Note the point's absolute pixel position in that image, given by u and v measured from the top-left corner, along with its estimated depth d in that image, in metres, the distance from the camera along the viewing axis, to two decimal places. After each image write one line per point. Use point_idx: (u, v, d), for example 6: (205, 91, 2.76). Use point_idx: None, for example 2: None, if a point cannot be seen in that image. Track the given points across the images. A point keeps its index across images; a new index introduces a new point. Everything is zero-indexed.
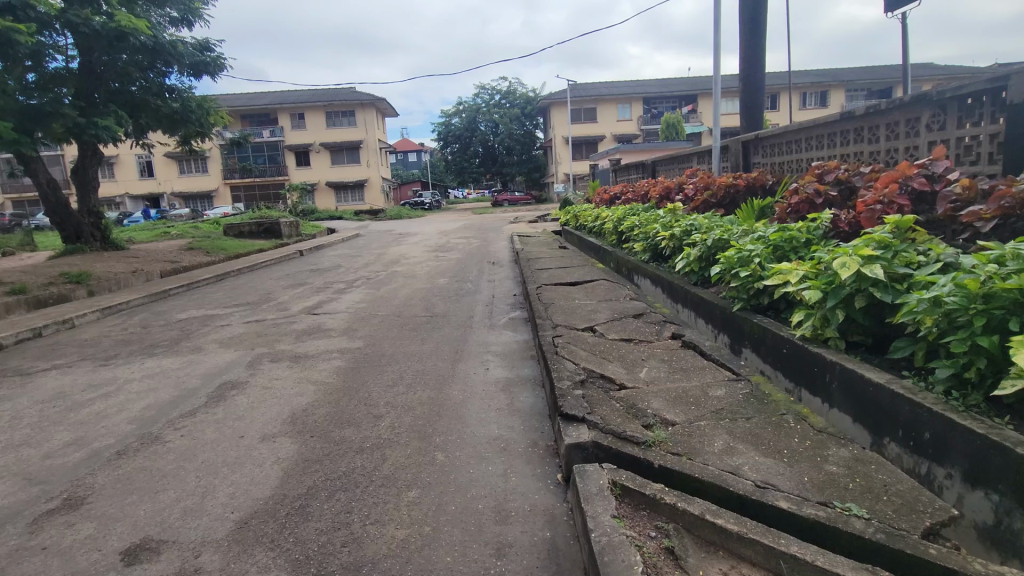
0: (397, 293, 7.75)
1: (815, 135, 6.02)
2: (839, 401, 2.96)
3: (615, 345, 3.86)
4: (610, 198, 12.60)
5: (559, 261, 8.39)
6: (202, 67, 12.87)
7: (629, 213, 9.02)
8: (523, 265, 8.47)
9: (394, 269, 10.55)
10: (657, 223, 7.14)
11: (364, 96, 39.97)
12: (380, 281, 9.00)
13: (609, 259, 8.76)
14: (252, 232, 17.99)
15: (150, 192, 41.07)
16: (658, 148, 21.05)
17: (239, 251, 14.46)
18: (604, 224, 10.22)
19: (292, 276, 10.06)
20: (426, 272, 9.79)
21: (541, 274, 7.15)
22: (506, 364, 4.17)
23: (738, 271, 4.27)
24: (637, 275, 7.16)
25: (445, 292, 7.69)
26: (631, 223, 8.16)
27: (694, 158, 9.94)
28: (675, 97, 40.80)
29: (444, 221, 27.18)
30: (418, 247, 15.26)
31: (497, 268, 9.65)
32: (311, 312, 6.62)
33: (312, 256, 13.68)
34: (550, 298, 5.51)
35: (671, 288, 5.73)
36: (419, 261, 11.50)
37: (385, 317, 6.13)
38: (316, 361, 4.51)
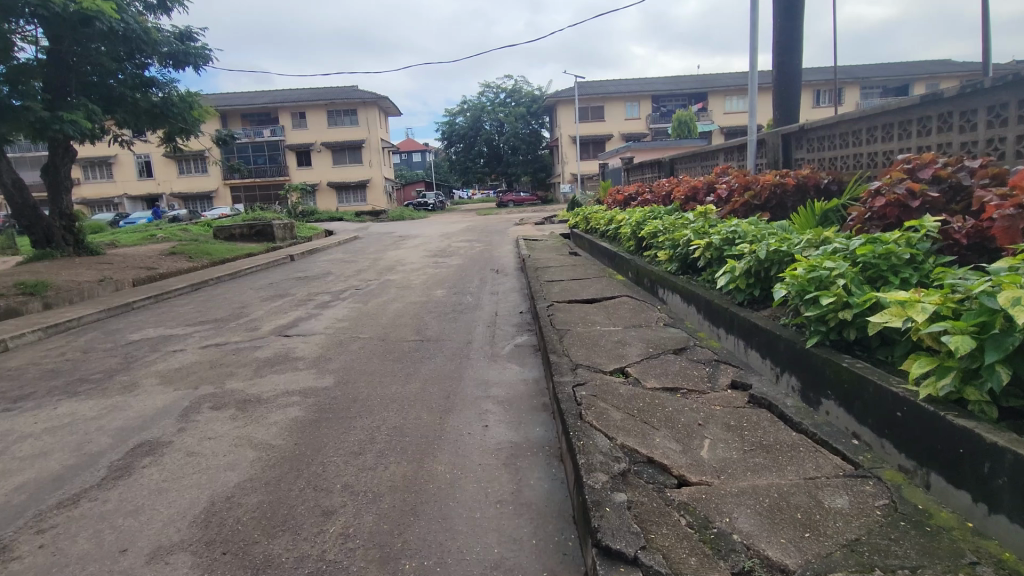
0: (385, 308, 6.77)
1: (883, 125, 5.05)
2: (1007, 506, 1.98)
3: (657, 399, 2.87)
4: (625, 200, 11.59)
5: (572, 271, 7.40)
6: (182, 57, 11.95)
7: (649, 216, 8.05)
8: (531, 275, 7.49)
9: (388, 277, 9.58)
10: (687, 229, 6.13)
11: (366, 95, 39.11)
12: (370, 293, 8.03)
13: (629, 269, 7.76)
14: (245, 235, 17.07)
15: (149, 193, 40.30)
16: (671, 146, 20.06)
17: (227, 256, 13.56)
18: (620, 228, 9.26)
19: (275, 286, 9.11)
20: (423, 282, 8.82)
21: (551, 289, 6.16)
22: (511, 419, 3.18)
23: (814, 296, 3.27)
24: (663, 289, 6.21)
25: (441, 307, 6.71)
26: (653, 227, 7.16)
27: (721, 154, 8.93)
28: (685, 95, 39.79)
29: (447, 222, 26.30)
30: (418, 251, 14.31)
31: (502, 278, 8.70)
32: (282, 333, 5.66)
33: (303, 261, 12.75)
34: (565, 322, 4.51)
35: (712, 309, 4.75)
36: (416, 269, 10.54)
37: (367, 341, 5.15)
38: (268, 409, 3.52)
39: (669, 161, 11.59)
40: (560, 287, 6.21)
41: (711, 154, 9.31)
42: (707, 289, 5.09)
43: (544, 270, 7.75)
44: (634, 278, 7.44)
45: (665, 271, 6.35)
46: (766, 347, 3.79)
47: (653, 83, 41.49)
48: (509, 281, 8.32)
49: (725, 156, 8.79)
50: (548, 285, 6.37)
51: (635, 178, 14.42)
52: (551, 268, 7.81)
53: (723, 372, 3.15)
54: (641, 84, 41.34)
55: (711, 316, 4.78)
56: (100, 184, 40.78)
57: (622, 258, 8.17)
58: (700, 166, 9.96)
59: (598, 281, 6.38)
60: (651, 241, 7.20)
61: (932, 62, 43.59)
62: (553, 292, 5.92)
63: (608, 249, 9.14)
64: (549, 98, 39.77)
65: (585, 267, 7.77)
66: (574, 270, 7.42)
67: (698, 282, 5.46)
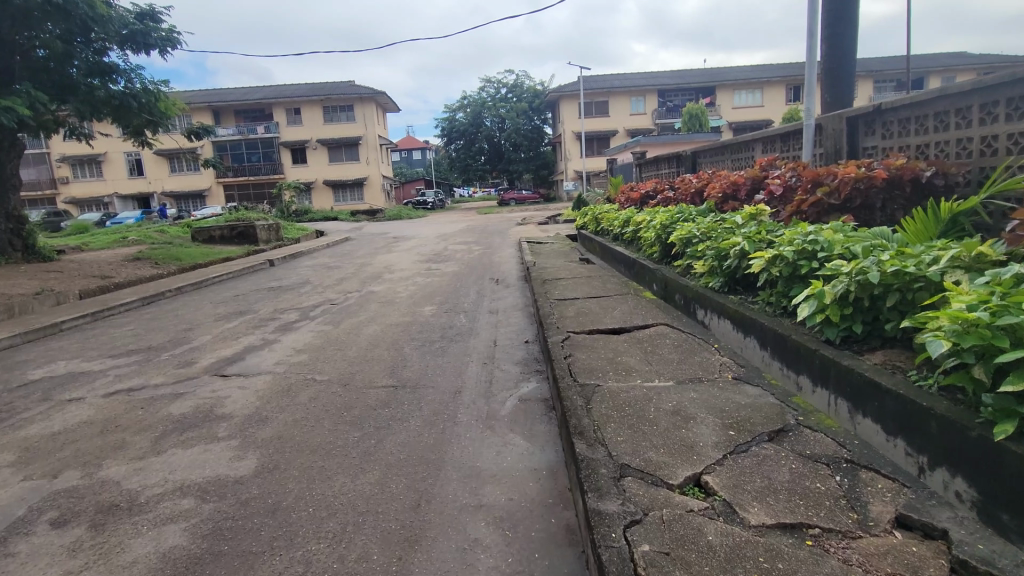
0: (359, 334, 5.50)
1: (1008, 98, 3.82)
2: None
3: (779, 556, 1.61)
4: (642, 198, 10.31)
5: (589, 283, 6.14)
6: (141, 38, 10.60)
7: (679, 217, 6.81)
8: (540, 287, 6.23)
9: (371, 289, 8.32)
10: (737, 235, 4.88)
11: (364, 90, 37.81)
12: (346, 311, 6.75)
13: (656, 282, 6.49)
14: (226, 237, 15.82)
15: (139, 192, 38.98)
16: (684, 139, 18.74)
17: (201, 262, 12.31)
18: (640, 231, 8.02)
19: (240, 300, 7.85)
20: (410, 296, 7.54)
21: (568, 311, 4.90)
22: (515, 568, 1.91)
23: (1011, 358, 2.02)
24: (706, 312, 4.99)
25: (428, 332, 5.43)
26: (687, 232, 5.90)
27: (759, 144, 7.66)
28: (693, 89, 38.43)
29: (446, 222, 25.04)
30: (411, 255, 13.05)
31: (502, 291, 7.44)
32: (219, 372, 4.39)
33: (282, 268, 11.47)
34: (592, 372, 3.24)
35: (789, 350, 3.51)
36: (406, 278, 9.26)
37: (324, 389, 3.87)
38: (133, 530, 2.25)
39: (691, 154, 10.31)
40: (576, 309, 4.96)
41: (745, 144, 8.04)
42: (777, 320, 3.84)
43: (555, 281, 6.50)
44: (665, 294, 6.17)
45: (708, 289, 5.09)
46: (899, 423, 2.54)
47: (660, 77, 40.14)
48: (511, 295, 7.05)
49: (764, 146, 7.52)
50: (562, 306, 5.11)
51: (649, 174, 13.14)
52: (564, 280, 6.55)
53: (872, 492, 1.88)
54: (647, 77, 39.99)
55: (789, 359, 3.53)
56: (89, 183, 39.57)
57: (647, 268, 6.90)
58: (731, 159, 8.69)
59: (624, 300, 5.13)
60: (685, 250, 5.95)
61: (947, 54, 42.17)
62: (570, 317, 4.66)
63: (628, 257, 7.89)
64: (551, 92, 38.44)
65: (605, 278, 6.52)
66: (592, 283, 6.16)
67: (758, 307, 4.21)
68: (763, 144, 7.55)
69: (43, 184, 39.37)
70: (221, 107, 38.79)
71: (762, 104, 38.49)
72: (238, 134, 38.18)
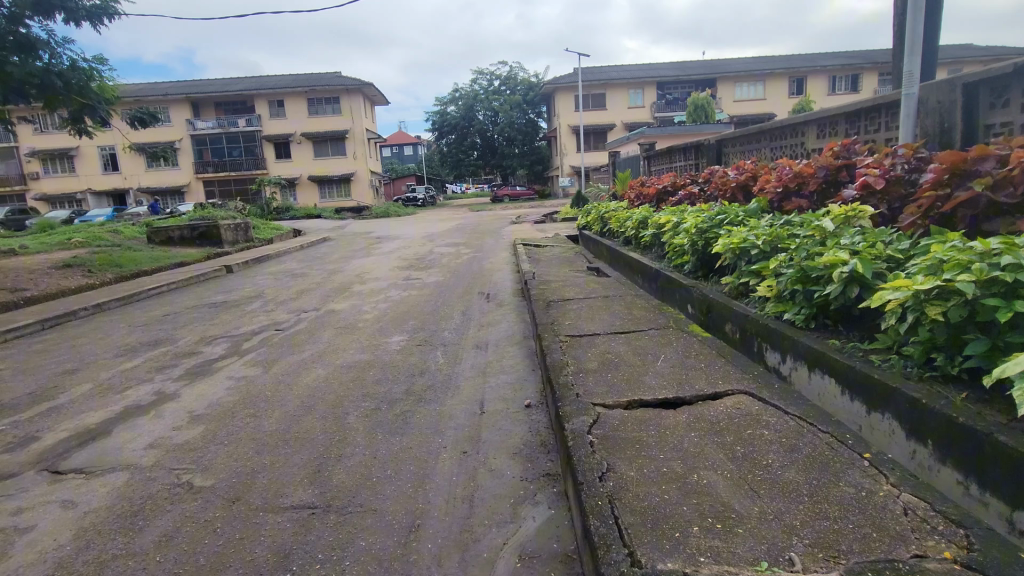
0: (293, 385, 3.95)
1: None
2: None
3: None
4: (657, 195, 8.81)
5: (609, 307, 4.63)
6: (64, 6, 8.98)
7: (720, 218, 5.31)
8: (544, 310, 4.71)
9: (333, 306, 6.79)
10: (831, 248, 3.38)
11: (350, 81, 36.14)
12: (291, 342, 5.19)
13: (695, 305, 5.00)
14: (187, 238, 14.27)
15: (115, 188, 37.29)
16: (695, 131, 17.23)
17: (147, 267, 10.74)
18: (665, 236, 6.52)
19: (167, 324, 6.29)
20: (377, 318, 5.99)
21: (589, 358, 3.38)
22: None
23: None
24: (785, 359, 3.49)
25: (389, 380, 3.91)
26: (742, 240, 4.41)
27: (813, 126, 6.18)
28: (693, 82, 36.94)
29: (435, 221, 23.51)
30: (391, 259, 11.48)
31: (494, 311, 5.91)
32: (52, 467, 2.84)
33: (239, 276, 9.92)
34: (659, 526, 1.72)
35: (988, 461, 1.99)
36: (377, 291, 7.71)
37: (193, 515, 2.33)
38: None
39: (715, 143, 8.81)
40: (599, 354, 3.44)
41: (793, 126, 6.57)
42: (943, 396, 2.34)
43: (563, 302, 4.98)
44: (709, 322, 4.69)
45: (784, 323, 3.59)
46: None
47: (658, 69, 38.62)
48: (506, 319, 5.53)
49: (820, 128, 6.05)
50: (580, 347, 3.60)
51: (660, 168, 11.64)
52: (576, 299, 5.05)
53: None
54: (645, 69, 38.48)
55: (987, 475, 2.03)
56: (61, 178, 37.77)
57: (679, 283, 5.43)
58: (770, 147, 7.22)
59: (668, 339, 3.63)
60: (739, 265, 4.46)
61: (955, 46, 40.89)
62: (594, 371, 3.14)
63: (650, 268, 6.40)
64: (546, 84, 36.85)
65: (630, 296, 5.04)
66: (611, 307, 4.65)
67: (889, 366, 2.70)
68: (819, 126, 6.09)
69: (13, 180, 37.59)
70: (200, 99, 36.99)
71: (764, 97, 36.99)
72: (218, 127, 36.45)
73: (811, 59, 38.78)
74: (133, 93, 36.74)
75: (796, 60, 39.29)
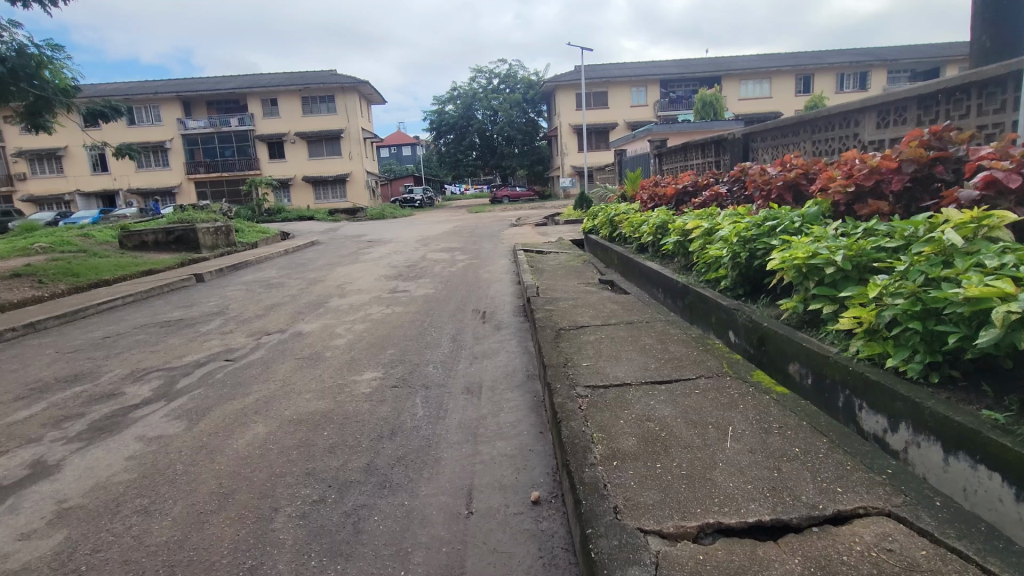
0: (217, 451, 2.94)
1: None
2: None
3: None
4: (676, 195, 7.82)
5: (637, 339, 3.64)
6: None
7: (771, 225, 4.33)
8: (554, 343, 3.70)
9: (302, 327, 5.79)
10: (968, 274, 2.39)
11: (345, 79, 35.14)
12: (237, 379, 4.16)
13: (742, 334, 4.03)
14: (161, 242, 13.28)
15: (104, 189, 36.33)
16: (706, 129, 16.21)
17: (109, 276, 9.74)
18: (693, 244, 5.55)
19: (99, 350, 5.27)
20: (349, 346, 4.96)
21: (624, 427, 2.38)
22: None
23: None
24: (895, 426, 2.51)
25: (345, 448, 2.88)
26: (811, 255, 3.43)
27: (873, 113, 5.19)
28: (698, 80, 35.93)
29: (432, 223, 22.52)
30: (379, 266, 10.49)
31: (489, 336, 4.91)
32: None
33: (207, 286, 8.92)
34: None
35: None
36: (357, 307, 6.68)
37: None
38: None
39: (741, 137, 7.87)
40: (638, 419, 2.45)
41: (844, 114, 5.62)
42: None
43: (577, 330, 3.98)
44: (763, 358, 3.72)
45: (889, 373, 2.62)
46: None
47: (661, 66, 37.62)
48: (505, 350, 4.50)
49: (882, 116, 5.10)
50: (608, 408, 2.60)
51: (674, 166, 10.67)
52: (593, 326, 4.05)
53: None
54: (648, 67, 37.48)
55: None
56: (50, 179, 36.91)
57: (719, 305, 4.46)
58: (811, 140, 6.26)
59: (728, 395, 2.64)
60: (805, 286, 3.48)
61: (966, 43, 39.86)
62: (635, 454, 2.14)
63: (677, 283, 5.44)
64: (546, 82, 35.84)
65: (660, 320, 4.06)
66: (639, 338, 3.66)
67: None
68: (879, 113, 5.13)
69: None
70: (191, 98, 35.99)
71: (769, 95, 36.05)
72: (210, 127, 35.47)
73: (818, 56, 37.74)
74: (123, 91, 35.76)
75: (802, 57, 38.33)
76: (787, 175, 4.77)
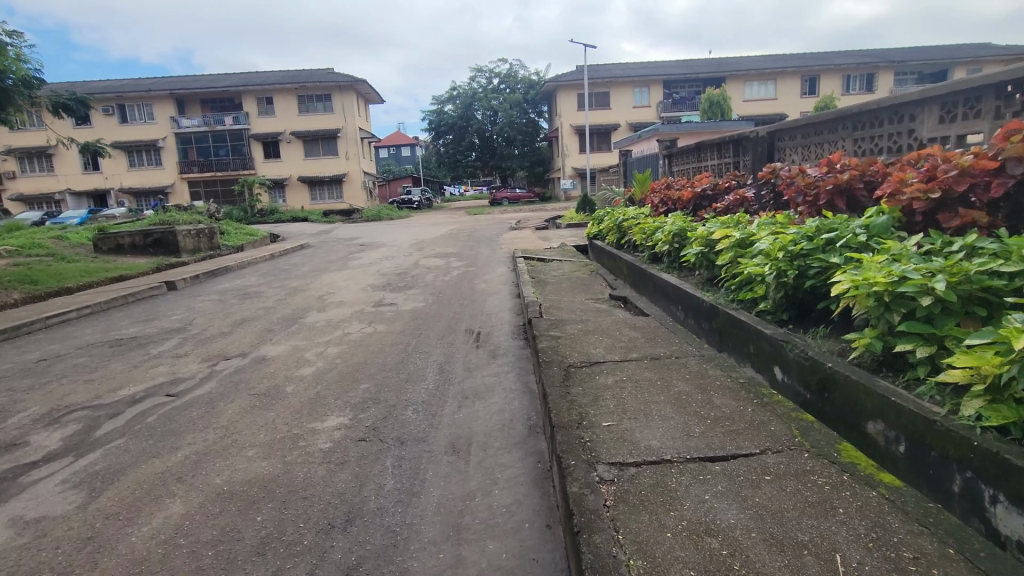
0: (106, 548, 2.16)
1: None
2: None
3: None
4: (693, 199, 7.07)
5: (667, 384, 2.88)
6: None
7: (827, 238, 3.56)
8: (562, 388, 2.92)
9: (267, 349, 5.02)
10: None
11: (342, 77, 34.37)
12: (171, 424, 3.38)
13: (794, 373, 3.27)
14: (138, 246, 12.51)
15: (95, 188, 35.57)
16: (715, 130, 15.42)
17: (74, 283, 8.97)
18: (722, 256, 4.78)
19: (24, 379, 4.49)
20: (317, 377, 4.17)
21: (673, 549, 1.61)
22: None
23: None
24: None
25: (279, 547, 2.10)
26: (896, 280, 2.67)
27: (936, 104, 4.42)
28: (702, 81, 35.17)
29: (430, 224, 21.78)
30: (368, 274, 9.73)
31: (483, 367, 4.14)
32: None
33: (177, 297, 8.15)
34: None
35: None
36: (334, 325, 5.89)
37: None
38: None
39: (763, 135, 7.02)
40: (693, 531, 1.69)
41: (895, 106, 4.84)
42: None
43: (590, 367, 3.21)
44: (827, 407, 2.96)
45: None
46: None
47: (665, 66, 36.89)
48: (503, 387, 3.71)
49: (947, 108, 4.35)
50: (645, 507, 1.83)
51: (686, 166, 9.91)
52: (610, 361, 3.28)
53: None
54: (651, 67, 36.72)
55: None
56: (39, 177, 36.13)
57: (760, 333, 3.70)
58: (850, 137, 5.48)
59: (814, 487, 1.88)
60: (885, 319, 2.71)
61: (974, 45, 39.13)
62: None
63: (703, 303, 4.67)
64: (547, 82, 35.09)
65: (693, 355, 3.29)
66: (669, 381, 2.90)
67: None
68: (943, 105, 4.39)
69: None
70: (184, 96, 35.23)
71: (774, 97, 35.37)
72: (205, 125, 34.68)
73: (824, 57, 36.98)
74: (114, 89, 34.97)
75: (808, 58, 37.60)
76: (839, 177, 4.00)
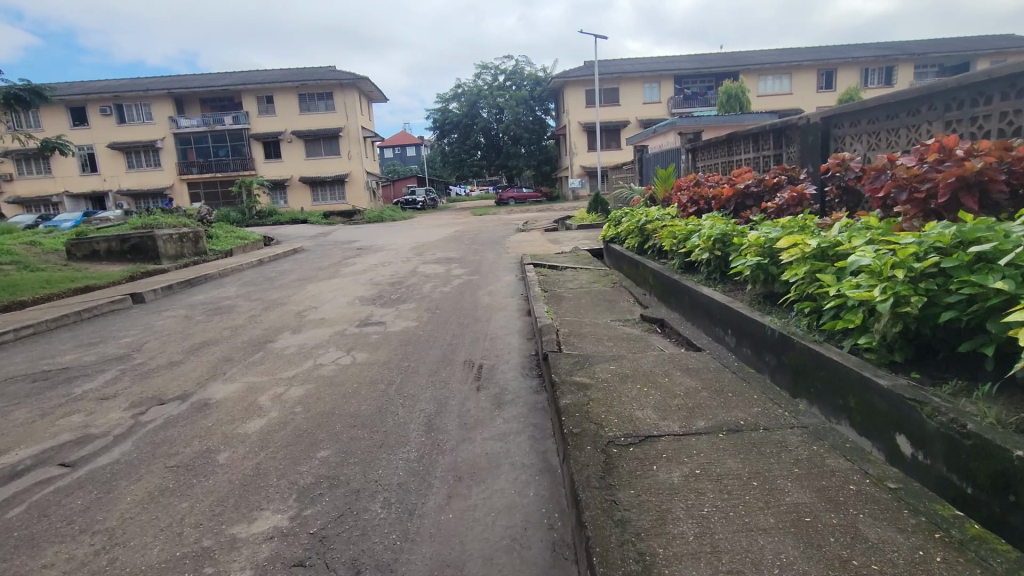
0: None
1: None
2: None
3: None
4: (735, 199, 6.04)
5: (772, 489, 1.83)
6: None
7: (969, 251, 2.52)
8: (604, 492, 1.88)
9: (214, 390, 3.99)
10: None
11: (343, 75, 33.42)
12: (36, 525, 2.36)
13: (938, 451, 2.23)
14: (115, 251, 11.58)
15: (93, 190, 34.81)
16: (737, 124, 14.31)
17: (29, 296, 8.00)
18: (788, 267, 3.74)
19: None
20: (262, 437, 3.14)
21: None
22: None
23: None
24: None
25: None
26: None
27: None
28: (714, 76, 34.05)
29: (434, 225, 20.81)
30: (360, 283, 8.72)
31: (483, 423, 3.09)
32: None
33: (140, 312, 7.17)
34: None
35: None
36: (305, 353, 4.85)
37: None
38: None
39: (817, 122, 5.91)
40: None
41: (1013, 76, 3.79)
42: None
43: (640, 449, 2.16)
44: (1012, 518, 1.92)
45: None
46: None
47: (675, 61, 35.74)
48: (511, 461, 2.66)
49: None
50: None
51: (714, 161, 8.84)
52: (669, 436, 2.25)
53: None
54: (662, 62, 35.61)
55: None
56: (36, 179, 35.35)
57: (870, 384, 2.66)
58: (940, 119, 4.41)
59: None
60: None
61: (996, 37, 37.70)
62: None
63: (769, 331, 3.64)
64: (554, 78, 34.01)
65: (791, 427, 2.25)
66: (772, 483, 1.86)
67: None
68: None
69: None
70: (182, 95, 34.38)
71: (788, 93, 34.19)
72: (204, 125, 33.79)
73: (840, 51, 35.75)
74: (112, 89, 34.18)
75: (824, 51, 36.36)
76: (968, 167, 2.97)
